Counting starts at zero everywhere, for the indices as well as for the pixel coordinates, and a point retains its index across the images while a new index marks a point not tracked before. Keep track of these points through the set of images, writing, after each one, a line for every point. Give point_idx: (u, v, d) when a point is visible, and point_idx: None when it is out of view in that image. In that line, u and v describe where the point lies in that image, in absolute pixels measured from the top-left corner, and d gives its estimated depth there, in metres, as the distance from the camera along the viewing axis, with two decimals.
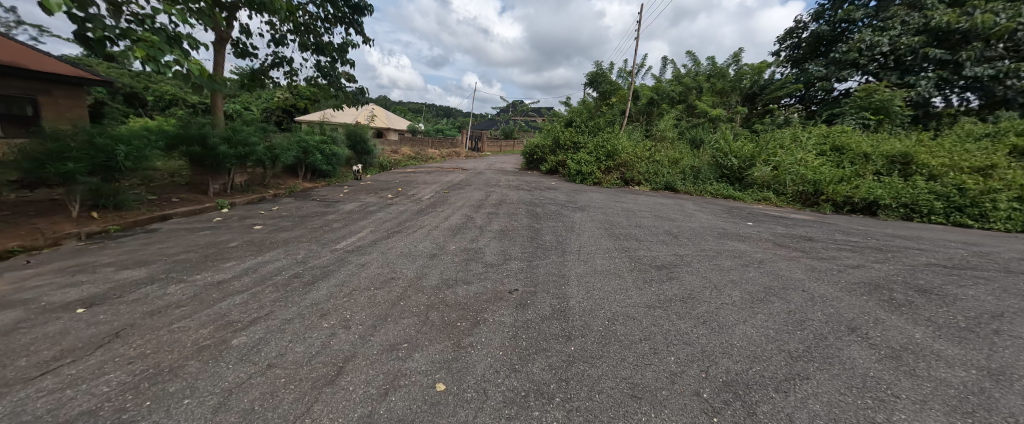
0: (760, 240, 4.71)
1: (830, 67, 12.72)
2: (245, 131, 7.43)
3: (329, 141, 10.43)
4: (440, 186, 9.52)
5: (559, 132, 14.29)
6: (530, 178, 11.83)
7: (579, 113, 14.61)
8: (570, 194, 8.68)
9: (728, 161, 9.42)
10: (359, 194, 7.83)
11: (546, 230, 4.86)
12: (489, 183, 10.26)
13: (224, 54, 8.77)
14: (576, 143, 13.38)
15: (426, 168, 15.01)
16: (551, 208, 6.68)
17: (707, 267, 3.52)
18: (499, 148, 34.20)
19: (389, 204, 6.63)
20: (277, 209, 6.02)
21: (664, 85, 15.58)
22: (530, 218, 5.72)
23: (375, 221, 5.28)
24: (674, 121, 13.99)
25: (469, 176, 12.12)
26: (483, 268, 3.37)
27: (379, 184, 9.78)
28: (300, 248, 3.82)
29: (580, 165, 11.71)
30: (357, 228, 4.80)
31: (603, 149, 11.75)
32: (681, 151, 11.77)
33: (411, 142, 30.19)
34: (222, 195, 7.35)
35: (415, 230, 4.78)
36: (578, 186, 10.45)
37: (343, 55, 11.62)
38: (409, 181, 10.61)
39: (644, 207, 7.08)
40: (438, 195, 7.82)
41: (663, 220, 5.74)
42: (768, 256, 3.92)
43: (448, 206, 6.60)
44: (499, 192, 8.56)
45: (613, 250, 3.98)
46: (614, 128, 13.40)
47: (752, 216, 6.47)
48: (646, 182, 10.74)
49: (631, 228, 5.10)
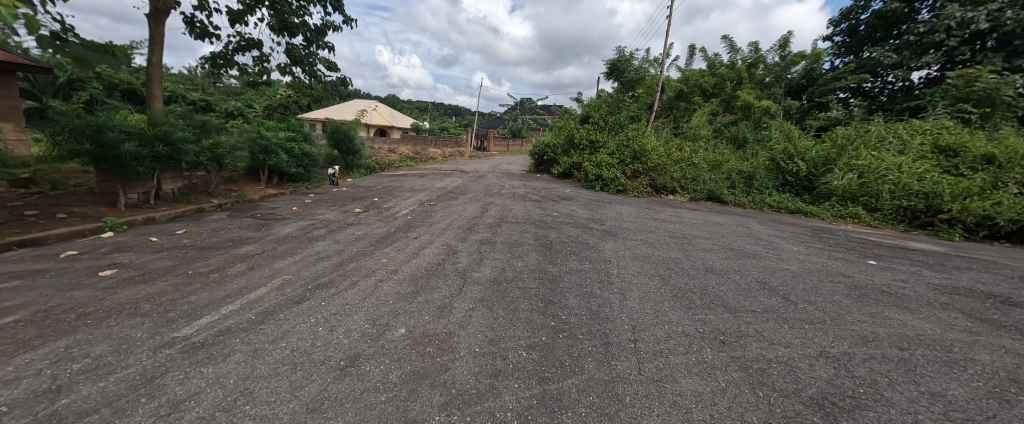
0: (929, 305, 2.80)
1: (903, 51, 10.73)
2: (170, 123, 5.71)
3: (298, 139, 8.74)
4: (428, 195, 7.75)
5: (575, 130, 12.36)
6: (540, 184, 9.99)
7: (597, 107, 12.65)
8: (590, 207, 6.82)
9: (793, 165, 7.42)
10: (318, 207, 6.10)
11: (563, 281, 3.05)
12: (490, 191, 8.47)
13: (163, 30, 7.09)
14: (594, 143, 11.50)
15: (420, 170, 13.22)
16: (568, 231, 4.84)
17: (926, 405, 1.64)
18: (507, 148, 32.54)
19: (347, 225, 4.86)
20: (182, 233, 4.27)
21: (695, 75, 13.55)
22: (539, 251, 3.92)
23: (303, 256, 3.50)
24: (708, 117, 12.05)
25: (467, 181, 10.34)
26: (437, 414, 1.53)
27: (355, 191, 8.07)
28: (106, 337, 2.02)
29: (600, 169, 9.78)
30: (261, 275, 3.01)
31: (628, 150, 9.83)
32: (722, 152, 9.78)
33: (414, 141, 28.63)
34: (140, 208, 5.66)
35: (353, 278, 2.99)
36: (600, 194, 8.56)
37: (321, 38, 9.90)
38: (393, 187, 8.86)
39: (695, 229, 5.22)
40: (420, 209, 6.05)
41: (736, 256, 3.89)
42: (1008, 361, 2.02)
43: (426, 228, 4.80)
44: (500, 204, 6.75)
45: (699, 342, 2.12)
46: (640, 125, 11.44)
47: (854, 245, 4.59)
48: (682, 190, 8.78)
49: (697, 276, 3.25)
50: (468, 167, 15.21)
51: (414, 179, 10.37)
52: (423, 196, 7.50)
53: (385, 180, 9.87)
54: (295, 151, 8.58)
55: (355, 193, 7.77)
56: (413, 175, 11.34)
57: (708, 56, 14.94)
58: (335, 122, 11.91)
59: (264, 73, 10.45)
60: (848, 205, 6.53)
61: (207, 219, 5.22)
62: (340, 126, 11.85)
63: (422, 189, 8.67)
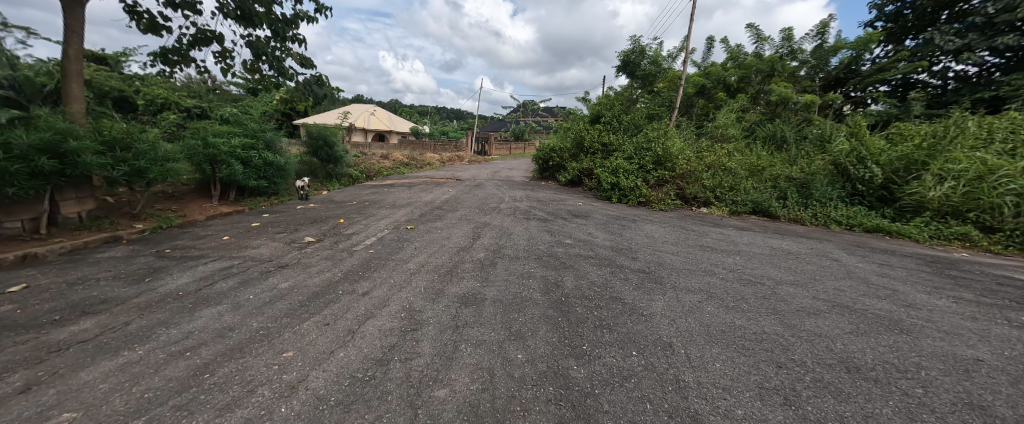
0: None
1: (968, 35, 9.26)
2: (61, 127, 4.32)
3: (258, 147, 7.38)
4: (409, 212, 6.35)
5: (584, 131, 10.90)
6: (547, 196, 8.56)
7: (609, 105, 11.17)
8: (610, 228, 5.37)
9: (866, 170, 5.90)
10: (258, 235, 4.68)
11: (601, 412, 1.60)
12: (486, 206, 7.06)
13: (79, 13, 5.69)
14: (608, 146, 10.05)
15: (410, 179, 11.81)
16: (588, 274, 3.40)
17: None
18: (508, 151, 31.36)
19: (275, 267, 3.42)
20: (15, 291, 2.84)
21: (718, 69, 12.07)
22: (549, 321, 2.47)
23: (152, 347, 2.05)
24: (736, 115, 10.59)
25: (460, 192, 8.96)
26: None
27: (322, 208, 6.69)
28: None
29: (616, 177, 8.29)
30: (16, 415, 1.53)
31: (649, 154, 8.34)
32: (762, 154, 8.29)
33: (411, 146, 27.40)
34: (19, 240, 4.27)
35: (196, 416, 1.54)
36: (618, 209, 7.08)
37: (290, 31, 8.57)
38: (372, 201, 7.50)
39: (765, 265, 3.76)
40: (390, 237, 4.63)
41: (870, 328, 2.41)
42: None
43: (388, 272, 3.37)
44: (496, 226, 5.33)
45: None
46: (660, 124, 9.96)
47: (1015, 292, 3.12)
48: (717, 201, 7.29)
49: (841, 389, 1.78)
50: (465, 174, 13.82)
51: (400, 191, 8.99)
52: (401, 215, 6.10)
53: (365, 193, 8.54)
54: (253, 161, 7.23)
55: (320, 212, 6.37)
56: (400, 185, 10.00)
57: (730, 47, 13.46)
58: (311, 127, 10.54)
59: (227, 72, 9.16)
60: (950, 222, 5.02)
61: (94, 256, 3.82)
62: (318, 131, 10.48)
63: (405, 204, 7.29)
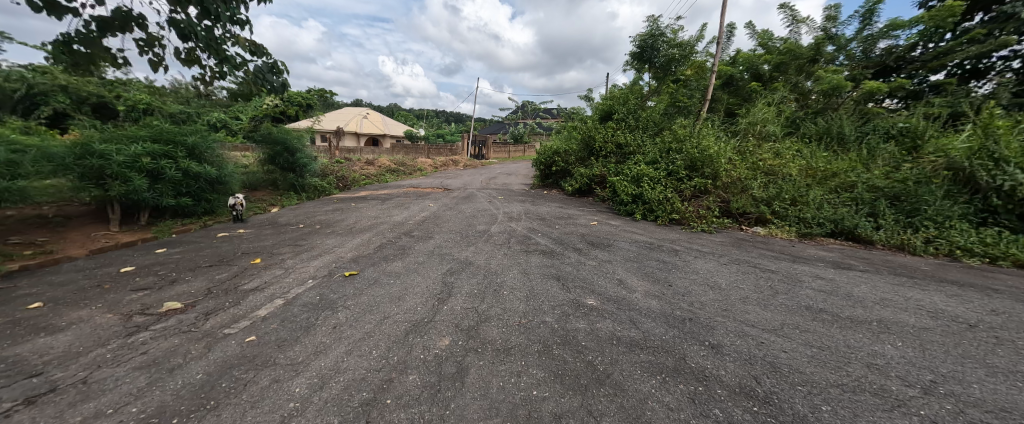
0: None
1: None
2: None
3: (176, 155, 5.69)
4: (364, 242, 4.66)
5: (594, 131, 9.24)
6: (550, 211, 6.87)
7: (623, 100, 9.49)
8: (645, 270, 3.67)
9: (1006, 178, 4.17)
10: (100, 297, 2.96)
11: None
12: (471, 229, 5.37)
13: None
14: (625, 148, 8.36)
15: (389, 189, 10.12)
16: (647, 411, 1.67)
17: None
18: (507, 154, 29.73)
19: (15, 402, 1.70)
20: None
21: (749, 56, 10.64)
22: None
23: None
24: (776, 108, 8.87)
25: (443, 208, 7.27)
26: None
27: (250, 238, 4.99)
28: None
29: (640, 187, 6.61)
30: None
31: (679, 157, 6.64)
32: (822, 155, 6.58)
33: (403, 150, 25.75)
34: None
35: None
36: (647, 231, 5.40)
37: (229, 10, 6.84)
38: (326, 224, 5.81)
39: (971, 366, 2.01)
40: (306, 297, 2.93)
41: None
42: None
43: (240, 411, 1.65)
44: (480, 269, 3.63)
45: None
46: (686, 120, 8.27)
47: None
48: (776, 218, 5.58)
49: None
50: (455, 182, 12.14)
51: (369, 207, 7.29)
52: (350, 248, 4.40)
53: (325, 211, 6.88)
54: (168, 174, 5.56)
55: (244, 244, 4.68)
56: (373, 199, 8.33)
57: (759, 32, 11.71)
58: (269, 130, 8.86)
59: (157, 64, 7.47)
60: None
61: None
62: (277, 136, 8.80)
63: (367, 227, 5.59)
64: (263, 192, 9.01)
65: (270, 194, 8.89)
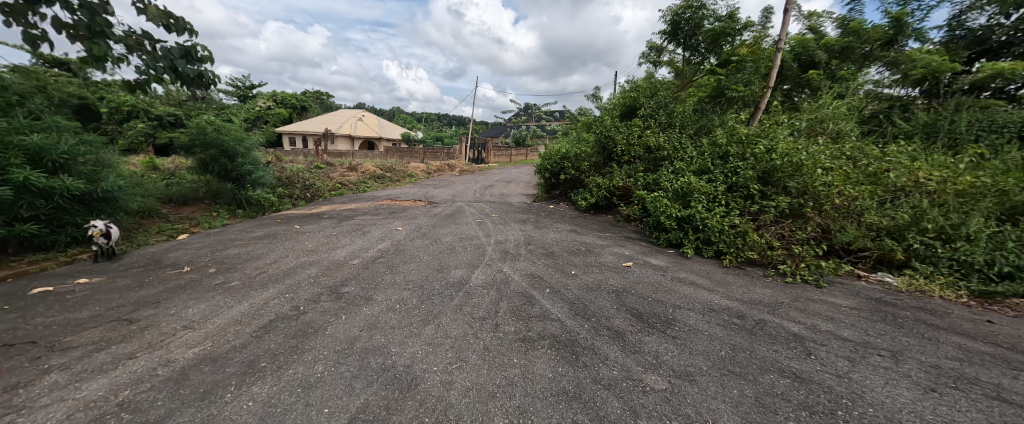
0: None
1: None
2: None
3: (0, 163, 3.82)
4: (247, 313, 2.73)
5: (615, 132, 7.33)
6: (559, 241, 4.94)
7: (649, 91, 7.55)
8: (777, 415, 1.70)
9: None
10: None
11: None
12: (437, 280, 3.45)
13: None
14: (658, 152, 6.42)
15: (360, 204, 8.26)
16: None
17: None
18: (509, 158, 27.94)
19: None
20: None
21: (803, 40, 8.66)
22: None
23: None
24: (850, 101, 6.89)
25: (411, 234, 5.35)
26: None
27: (77, 297, 3.07)
28: None
29: (690, 208, 4.68)
30: None
31: (745, 164, 4.70)
32: (950, 159, 4.62)
33: (397, 154, 23.92)
34: None
35: None
36: (715, 282, 3.45)
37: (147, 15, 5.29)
38: (227, 267, 3.89)
39: None
40: None
41: None
42: None
43: None
44: (423, 417, 1.68)
45: None
46: (736, 116, 6.35)
47: None
48: (915, 262, 3.63)
49: None
50: (444, 192, 10.23)
51: (314, 233, 5.39)
52: (211, 330, 2.47)
53: (248, 241, 4.97)
54: None
55: (45, 315, 2.74)
56: (328, 220, 6.44)
57: (812, 13, 9.71)
58: (201, 129, 6.98)
59: None
60: None
61: None
62: (209, 137, 6.92)
63: (283, 273, 3.67)
64: (195, 208, 7.15)
65: (203, 212, 7.04)
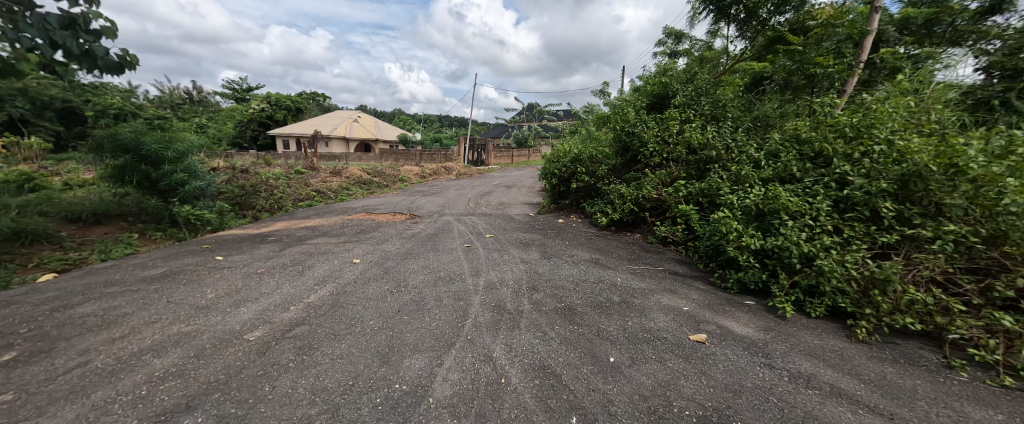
0: None
1: None
2: None
3: None
4: None
5: (643, 126, 5.81)
6: (578, 284, 3.42)
7: (685, 75, 6.01)
8: None
9: None
10: None
11: None
12: (372, 389, 1.92)
13: None
14: (706, 151, 4.85)
15: (326, 219, 6.76)
16: None
17: None
18: (510, 159, 26.44)
19: None
20: None
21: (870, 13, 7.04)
22: None
23: None
24: (952, 83, 5.28)
25: (369, 270, 3.85)
26: None
27: None
28: None
29: (777, 235, 3.13)
30: None
31: (862, 170, 3.11)
32: None
33: (391, 156, 22.49)
34: None
35: None
36: (881, 392, 1.88)
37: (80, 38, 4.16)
38: (39, 349, 2.37)
39: None
40: None
41: None
42: None
43: None
44: None
45: None
46: (809, 103, 4.79)
47: None
48: None
49: None
50: (433, 202, 8.74)
51: (235, 270, 3.86)
52: None
53: (129, 287, 3.46)
54: None
55: None
56: (272, 246, 4.93)
57: None
58: (117, 128, 5.52)
59: None
60: None
61: None
62: (126, 139, 5.45)
63: (113, 368, 2.14)
64: (112, 229, 5.68)
65: (118, 234, 5.56)
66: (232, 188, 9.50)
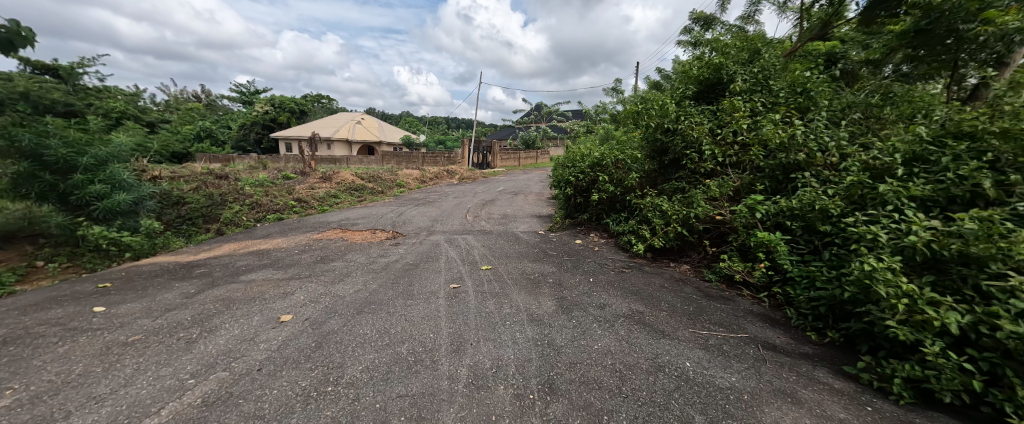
0: None
1: None
2: None
3: None
4: None
5: (690, 122, 4.44)
6: (623, 377, 2.06)
7: (745, 53, 4.60)
8: None
9: None
10: None
11: None
12: None
13: None
14: (790, 154, 3.46)
15: (290, 239, 5.52)
16: None
17: None
18: (518, 161, 25.15)
19: None
20: None
21: None
22: None
23: None
24: None
25: (295, 338, 2.52)
26: None
27: None
28: None
29: (992, 307, 1.74)
30: None
31: None
32: None
33: (392, 159, 21.35)
34: None
35: None
36: None
37: None
38: None
39: None
40: None
41: None
42: None
43: None
44: None
45: None
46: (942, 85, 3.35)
47: None
48: None
49: None
50: (425, 214, 7.44)
51: (99, 337, 2.59)
52: None
53: None
54: None
55: None
56: (191, 284, 3.66)
57: None
58: (9, 129, 4.33)
59: None
60: None
61: None
62: (25, 140, 4.35)
63: None
64: (9, 257, 4.49)
65: (13, 263, 4.36)
66: (199, 198, 8.33)
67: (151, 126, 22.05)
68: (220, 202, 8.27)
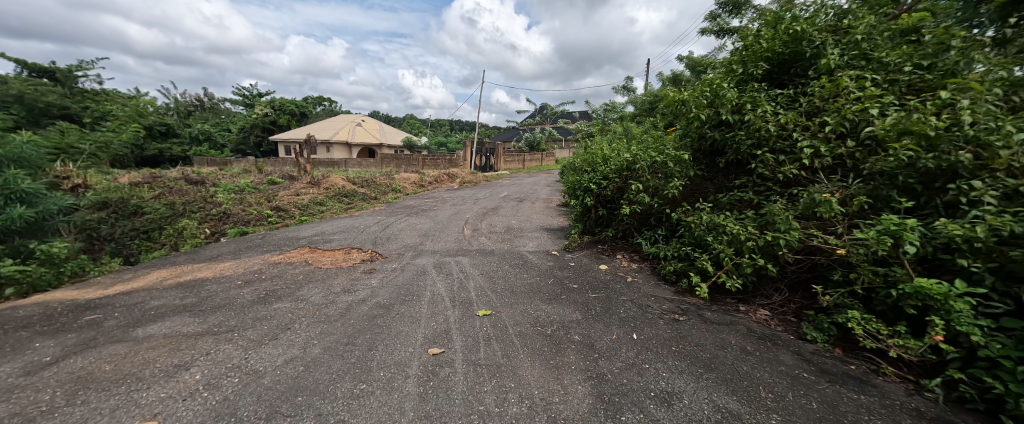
0: None
1: None
2: None
3: None
4: None
5: (761, 113, 3.27)
6: None
7: (833, 18, 3.41)
8: None
9: None
10: None
11: None
12: None
13: None
14: (943, 154, 2.27)
15: (242, 263, 4.44)
16: None
17: None
18: (522, 163, 24.13)
19: None
20: None
21: None
22: None
23: None
24: None
25: None
26: None
27: None
28: None
29: None
30: None
31: None
32: None
33: (391, 162, 20.32)
34: None
35: None
36: None
37: None
38: None
39: None
40: None
41: None
42: None
43: None
44: None
45: None
46: None
47: None
48: None
49: None
50: (416, 227, 6.36)
51: None
52: None
53: None
54: None
55: None
56: (59, 344, 2.55)
57: None
58: None
59: None
60: None
61: None
62: None
63: None
64: None
65: None
66: (159, 208, 7.26)
67: (147, 130, 21.28)
68: (183, 212, 7.21)
